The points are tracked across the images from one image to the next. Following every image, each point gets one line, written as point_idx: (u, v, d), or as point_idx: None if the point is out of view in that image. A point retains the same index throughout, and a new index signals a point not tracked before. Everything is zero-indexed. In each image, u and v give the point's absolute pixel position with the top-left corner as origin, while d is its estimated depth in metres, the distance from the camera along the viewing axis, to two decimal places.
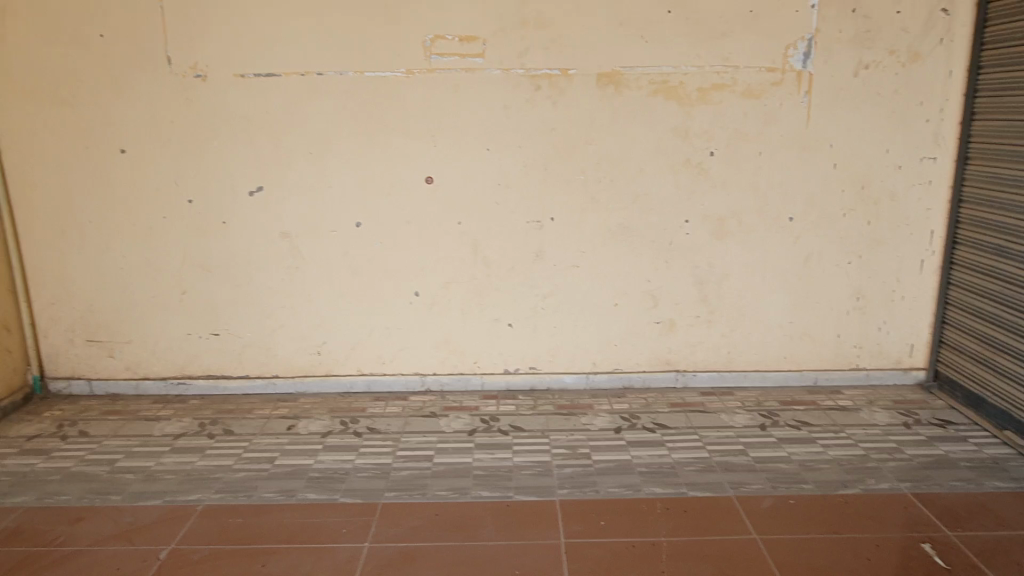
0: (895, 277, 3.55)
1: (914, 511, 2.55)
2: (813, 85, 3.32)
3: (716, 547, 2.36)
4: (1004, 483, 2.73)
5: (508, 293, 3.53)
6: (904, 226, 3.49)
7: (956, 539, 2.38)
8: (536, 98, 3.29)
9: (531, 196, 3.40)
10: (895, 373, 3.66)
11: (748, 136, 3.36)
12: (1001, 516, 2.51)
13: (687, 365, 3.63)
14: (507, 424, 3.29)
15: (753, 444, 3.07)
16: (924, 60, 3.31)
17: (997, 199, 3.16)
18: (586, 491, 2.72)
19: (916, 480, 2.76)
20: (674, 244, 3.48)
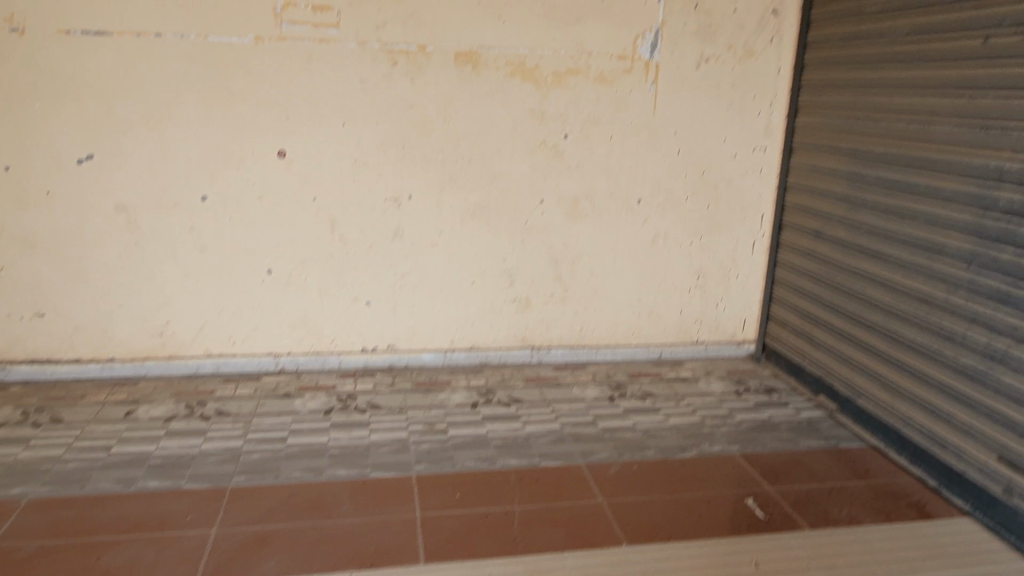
0: (730, 258, 3.85)
1: (740, 470, 2.81)
2: (659, 74, 3.51)
3: (565, 512, 2.49)
4: (816, 442, 3.06)
5: (365, 270, 3.50)
6: (738, 211, 3.78)
7: (775, 493, 2.66)
8: (393, 74, 3.26)
9: (388, 173, 3.38)
10: (730, 346, 3.98)
11: (599, 121, 3.51)
12: (812, 470, 2.82)
13: (542, 341, 3.77)
14: (364, 403, 3.29)
15: (602, 415, 3.25)
16: (757, 57, 3.58)
17: (816, 187, 3.49)
18: (442, 465, 2.78)
19: (743, 442, 3.04)
20: (529, 225, 3.58)
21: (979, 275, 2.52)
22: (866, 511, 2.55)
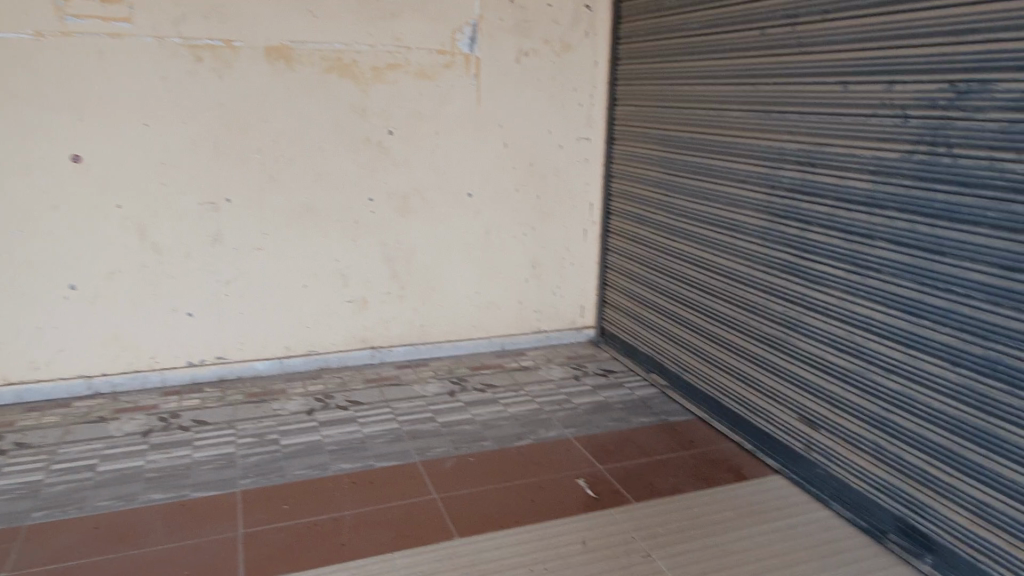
0: (564, 246, 3.95)
1: (573, 452, 2.88)
2: (480, 68, 3.53)
3: (396, 512, 2.45)
4: (647, 418, 3.20)
5: (184, 279, 3.29)
6: (568, 200, 3.89)
7: (605, 471, 2.74)
8: (199, 70, 3.09)
9: (202, 175, 3.20)
10: (570, 332, 4.09)
11: (423, 116, 3.49)
12: (640, 446, 2.94)
13: (382, 341, 3.71)
14: (189, 420, 3.09)
15: (442, 410, 3.24)
16: (574, 50, 3.70)
17: (636, 174, 3.64)
18: (270, 477, 2.66)
19: (577, 425, 3.12)
20: (360, 223, 3.51)
21: (771, 249, 2.71)
22: (687, 480, 2.68)
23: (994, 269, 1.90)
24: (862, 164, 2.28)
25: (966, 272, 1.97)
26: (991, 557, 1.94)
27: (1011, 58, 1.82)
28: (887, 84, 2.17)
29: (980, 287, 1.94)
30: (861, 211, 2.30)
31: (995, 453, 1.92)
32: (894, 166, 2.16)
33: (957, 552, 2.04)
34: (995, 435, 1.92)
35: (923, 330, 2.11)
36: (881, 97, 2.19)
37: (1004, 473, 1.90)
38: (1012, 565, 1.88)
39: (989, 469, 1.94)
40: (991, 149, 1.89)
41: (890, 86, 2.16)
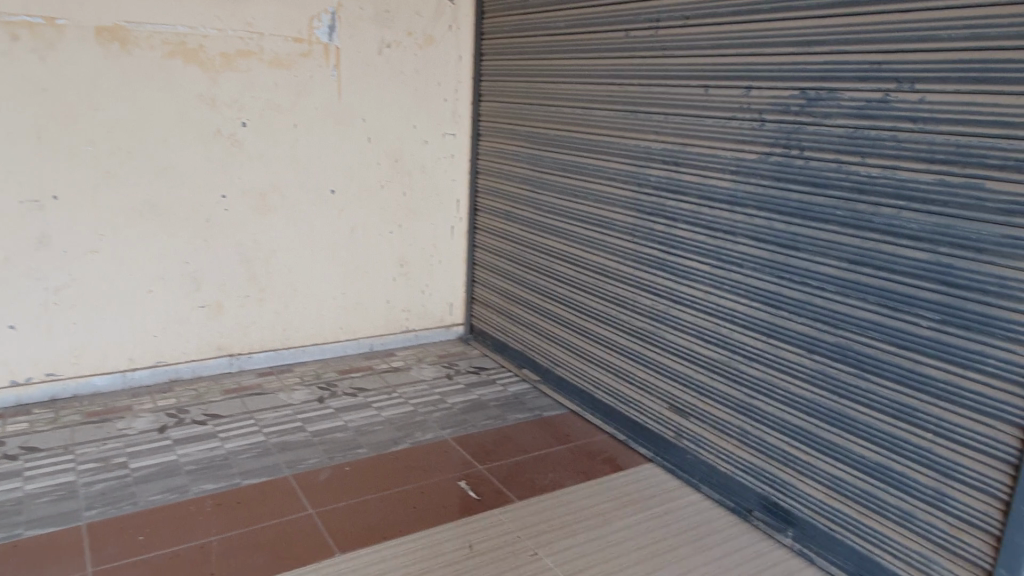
0: (431, 243, 3.89)
1: (453, 454, 2.84)
2: (340, 58, 3.38)
3: (271, 532, 2.30)
4: (522, 414, 3.22)
5: (4, 289, 2.89)
6: (434, 196, 3.84)
7: (486, 471, 2.73)
8: (16, 51, 2.70)
9: (22, 170, 2.81)
10: (439, 330, 4.05)
11: (279, 108, 3.29)
12: (518, 443, 2.95)
13: (241, 347, 3.47)
14: (16, 447, 2.73)
15: (311, 418, 3.08)
16: (437, 44, 3.64)
17: (503, 171, 3.64)
18: (121, 506, 2.40)
19: (454, 425, 3.08)
20: (213, 222, 3.25)
21: (639, 245, 2.80)
22: (566, 474, 2.73)
23: (842, 263, 2.05)
24: (723, 164, 2.39)
25: (818, 266, 2.12)
26: (846, 526, 2.13)
27: (855, 70, 1.96)
28: (745, 88, 2.29)
29: (829, 280, 2.09)
30: (722, 209, 2.42)
31: (847, 432, 2.10)
32: (753, 167, 2.29)
33: (815, 524, 2.22)
34: (847, 415, 2.09)
35: (781, 320, 2.25)
36: (740, 102, 2.31)
37: (855, 450, 2.08)
38: (865, 532, 2.08)
39: (842, 447, 2.12)
40: (837, 152, 2.03)
41: (748, 91, 2.28)
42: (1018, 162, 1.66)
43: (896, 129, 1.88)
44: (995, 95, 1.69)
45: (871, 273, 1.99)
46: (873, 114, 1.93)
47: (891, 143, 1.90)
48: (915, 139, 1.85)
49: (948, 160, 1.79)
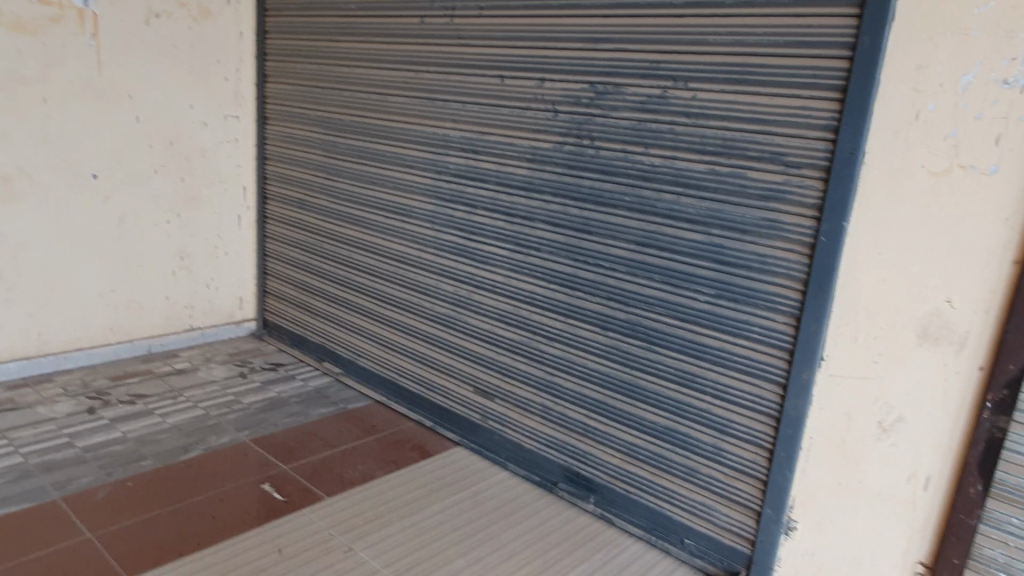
0: (215, 233, 3.63)
1: (253, 457, 2.67)
2: (99, 25, 3.00)
3: (39, 564, 2.01)
4: (325, 409, 3.11)
5: None
6: (217, 183, 3.58)
7: (291, 471, 2.60)
8: None
9: None
10: (228, 327, 3.78)
11: (24, 78, 2.84)
12: (323, 439, 2.85)
13: None
14: None
15: (80, 432, 2.73)
16: (214, 19, 3.38)
17: (295, 156, 3.47)
18: None
19: (252, 426, 2.90)
20: None
21: (441, 232, 2.82)
22: (376, 465, 2.68)
23: (631, 245, 2.23)
24: (520, 152, 2.48)
25: (609, 248, 2.28)
26: (640, 487, 2.33)
27: (637, 67, 2.13)
28: (539, 80, 2.38)
29: (620, 261, 2.26)
30: (521, 196, 2.51)
31: (639, 400, 2.28)
32: (548, 155, 2.39)
33: (613, 488, 2.40)
34: (639, 385, 2.28)
35: (578, 300, 2.39)
36: (534, 93, 2.40)
37: (647, 416, 2.28)
38: (657, 490, 2.29)
39: (634, 414, 2.30)
40: (624, 142, 2.20)
41: (541, 82, 2.38)
42: (772, 154, 1.91)
43: (673, 123, 2.08)
44: (752, 95, 1.92)
45: (655, 254, 2.18)
46: (653, 109, 2.11)
47: (670, 135, 2.09)
48: (690, 132, 2.05)
49: (717, 151, 2.01)
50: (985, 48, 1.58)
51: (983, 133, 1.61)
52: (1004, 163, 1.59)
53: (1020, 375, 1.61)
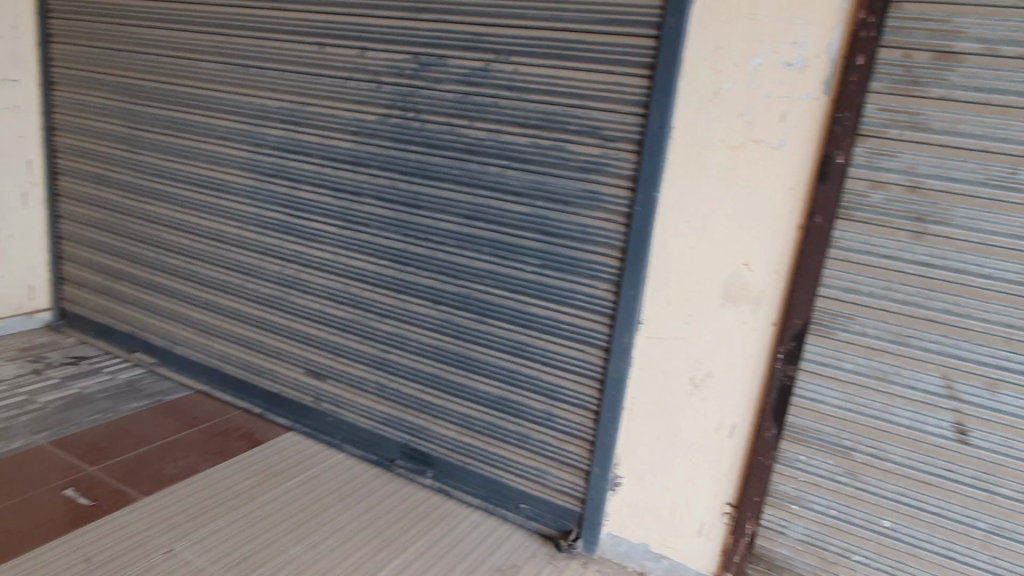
0: None
1: (53, 461, 2.41)
2: None
3: None
4: (138, 403, 2.86)
5: None
6: None
7: (100, 473, 2.37)
8: None
9: None
10: (17, 319, 3.36)
11: None
12: (138, 435, 2.62)
13: None
14: None
15: None
16: None
17: (90, 127, 3.13)
18: None
19: (51, 428, 2.61)
20: None
21: (261, 209, 2.67)
22: (199, 458, 2.52)
23: (460, 218, 2.23)
24: (344, 125, 2.39)
25: (438, 222, 2.27)
26: (476, 457, 2.36)
27: (459, 39, 2.12)
28: (360, 49, 2.30)
29: (449, 235, 2.26)
30: (346, 169, 2.42)
31: (473, 372, 2.31)
32: (372, 128, 2.33)
33: (451, 461, 2.42)
34: (472, 357, 2.30)
35: (409, 275, 2.37)
36: (356, 62, 2.32)
37: (480, 387, 2.31)
38: (492, 459, 2.34)
39: (468, 386, 2.33)
40: (449, 115, 2.18)
41: (363, 51, 2.30)
42: (590, 129, 1.98)
43: (497, 97, 2.10)
44: (571, 71, 1.98)
45: (484, 227, 2.20)
46: (477, 81, 2.11)
47: (494, 108, 2.11)
48: (513, 106, 2.08)
49: (539, 125, 2.05)
50: (771, 33, 1.73)
51: (771, 111, 1.77)
52: (789, 139, 1.76)
53: (804, 328, 1.82)
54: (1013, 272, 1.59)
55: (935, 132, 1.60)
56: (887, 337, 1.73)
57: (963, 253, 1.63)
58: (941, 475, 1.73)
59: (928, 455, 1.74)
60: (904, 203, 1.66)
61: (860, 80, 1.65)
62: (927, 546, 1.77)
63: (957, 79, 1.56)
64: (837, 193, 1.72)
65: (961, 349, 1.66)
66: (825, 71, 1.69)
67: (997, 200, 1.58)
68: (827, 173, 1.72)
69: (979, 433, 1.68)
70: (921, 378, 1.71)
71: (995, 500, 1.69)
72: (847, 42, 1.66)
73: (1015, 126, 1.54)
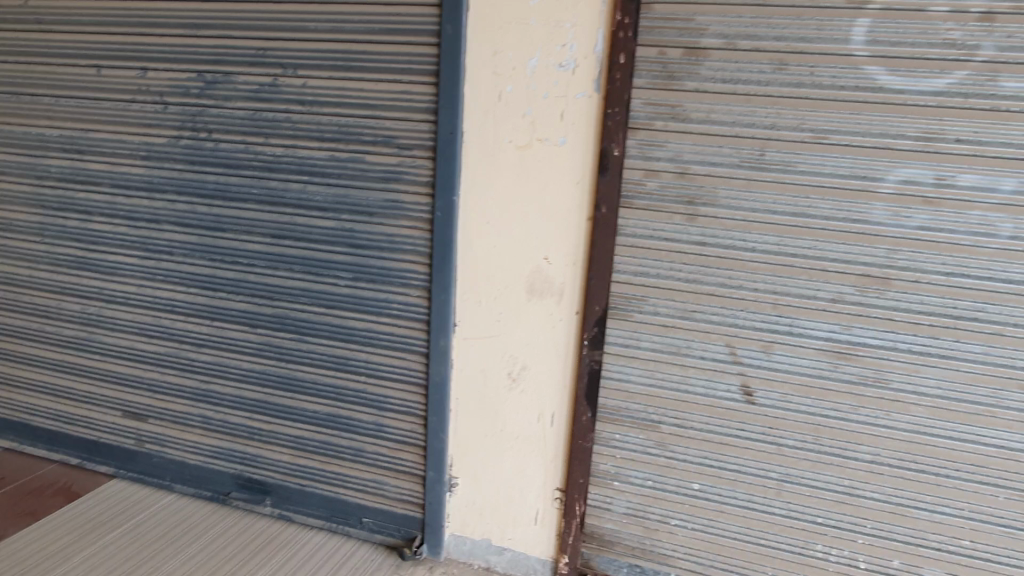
0: None
1: None
2: None
3: None
4: None
5: None
6: None
7: None
8: None
9: None
10: None
11: None
12: None
13: None
14: None
15: None
16: None
17: None
18: None
19: None
20: None
21: (53, 246, 2.47)
22: (8, 522, 2.31)
23: (266, 238, 2.17)
24: (132, 150, 2.26)
25: (244, 244, 2.20)
26: (313, 478, 2.32)
27: (243, 55, 2.06)
28: (141, 69, 2.18)
29: (257, 256, 2.20)
30: (140, 197, 2.29)
31: (299, 393, 2.26)
32: (164, 151, 2.22)
33: (287, 485, 2.36)
34: (296, 378, 2.25)
35: (221, 301, 2.28)
36: (137, 83, 2.19)
37: (308, 407, 2.26)
38: (329, 478, 2.30)
39: (296, 407, 2.28)
40: (243, 133, 2.12)
41: (144, 72, 2.18)
42: (385, 138, 1.99)
43: (289, 112, 2.06)
44: (359, 82, 1.97)
45: (292, 244, 2.15)
46: (267, 97, 2.07)
47: (287, 123, 2.07)
48: (306, 120, 2.05)
49: (334, 138, 2.03)
50: (542, 36, 1.80)
51: (551, 110, 1.84)
52: (569, 136, 1.84)
53: (604, 314, 1.91)
54: (771, 244, 1.75)
55: (693, 121, 1.74)
56: (676, 314, 1.86)
57: (729, 230, 1.78)
58: (736, 435, 1.88)
59: (723, 418, 1.88)
60: (675, 189, 1.79)
61: (625, 77, 1.76)
62: (732, 501, 1.92)
63: (706, 72, 1.71)
64: (617, 184, 1.82)
65: (738, 318, 1.82)
66: (593, 70, 1.78)
67: (751, 179, 1.74)
68: (606, 166, 1.82)
69: (762, 392, 1.84)
70: (709, 348, 1.86)
71: (781, 451, 1.85)
72: (610, 42, 1.76)
73: (758, 112, 1.70)
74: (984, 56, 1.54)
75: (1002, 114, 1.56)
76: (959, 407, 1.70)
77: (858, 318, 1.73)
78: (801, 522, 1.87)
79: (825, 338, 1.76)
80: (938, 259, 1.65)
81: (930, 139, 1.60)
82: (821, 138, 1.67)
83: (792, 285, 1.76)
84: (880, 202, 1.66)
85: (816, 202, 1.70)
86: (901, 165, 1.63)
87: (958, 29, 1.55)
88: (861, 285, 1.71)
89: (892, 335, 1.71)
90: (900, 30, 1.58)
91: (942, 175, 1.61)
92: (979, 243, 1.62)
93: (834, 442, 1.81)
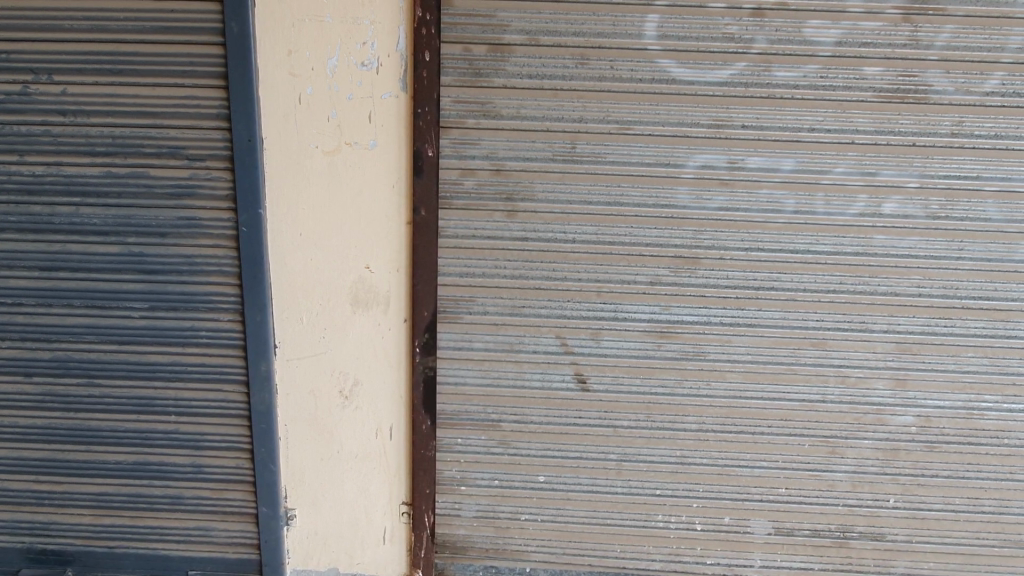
0: None
1: None
2: None
3: None
4: None
5: None
6: None
7: None
8: None
9: None
10: None
11: None
12: None
13: None
14: None
15: None
16: None
17: None
18: None
19: None
20: None
21: None
22: None
23: (35, 271, 1.87)
24: None
25: (8, 280, 1.88)
26: (123, 537, 2.04)
27: None
28: None
29: (25, 292, 1.88)
30: None
31: (96, 444, 1.98)
32: None
33: (93, 551, 2.05)
34: (90, 427, 1.97)
35: None
36: None
37: (109, 458, 1.99)
38: (143, 534, 2.04)
39: (93, 460, 1.99)
40: None
41: None
42: (170, 149, 1.77)
43: (48, 124, 1.78)
44: (132, 87, 1.74)
45: (68, 276, 1.87)
46: (17, 108, 1.77)
47: (47, 137, 1.78)
48: (70, 133, 1.78)
49: (109, 151, 1.79)
50: (340, 33, 1.62)
51: (360, 113, 1.68)
52: (380, 138, 1.72)
53: (434, 318, 1.88)
54: (589, 234, 1.80)
55: (505, 118, 1.75)
56: (505, 311, 1.86)
57: (549, 224, 1.80)
58: (573, 423, 1.92)
59: (560, 408, 1.91)
60: (493, 186, 1.79)
61: (432, 75, 1.72)
62: (577, 487, 1.96)
63: (512, 68, 1.72)
64: (435, 185, 1.79)
65: (565, 310, 1.85)
66: (398, 69, 1.70)
67: (566, 172, 1.77)
68: (421, 167, 1.78)
69: (594, 378, 1.89)
70: (540, 342, 1.88)
71: (617, 432, 1.92)
72: (412, 39, 1.70)
73: (565, 106, 1.73)
74: (758, 49, 1.68)
75: (777, 101, 1.71)
76: (766, 368, 1.86)
77: (674, 297, 1.83)
78: (641, 496, 1.96)
79: (647, 319, 1.85)
80: (737, 236, 1.78)
81: (720, 126, 1.72)
82: (626, 130, 1.73)
83: (612, 273, 1.82)
84: (683, 187, 1.76)
85: (627, 190, 1.77)
86: (698, 151, 1.74)
87: (734, 24, 1.67)
88: (674, 266, 1.81)
89: (705, 310, 1.83)
90: (685, 25, 1.68)
91: (733, 159, 1.74)
92: (769, 219, 1.77)
93: (664, 416, 1.90)
